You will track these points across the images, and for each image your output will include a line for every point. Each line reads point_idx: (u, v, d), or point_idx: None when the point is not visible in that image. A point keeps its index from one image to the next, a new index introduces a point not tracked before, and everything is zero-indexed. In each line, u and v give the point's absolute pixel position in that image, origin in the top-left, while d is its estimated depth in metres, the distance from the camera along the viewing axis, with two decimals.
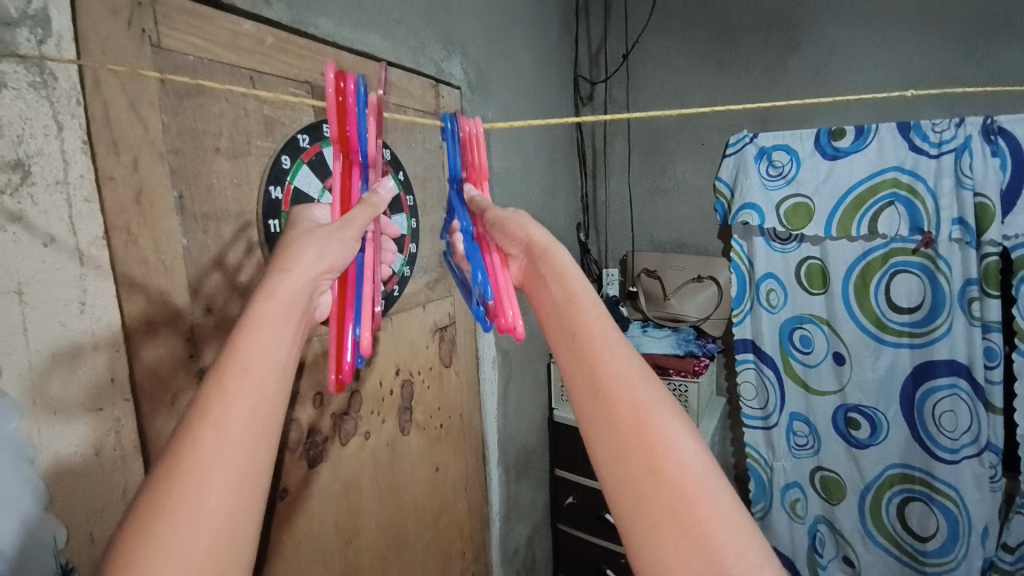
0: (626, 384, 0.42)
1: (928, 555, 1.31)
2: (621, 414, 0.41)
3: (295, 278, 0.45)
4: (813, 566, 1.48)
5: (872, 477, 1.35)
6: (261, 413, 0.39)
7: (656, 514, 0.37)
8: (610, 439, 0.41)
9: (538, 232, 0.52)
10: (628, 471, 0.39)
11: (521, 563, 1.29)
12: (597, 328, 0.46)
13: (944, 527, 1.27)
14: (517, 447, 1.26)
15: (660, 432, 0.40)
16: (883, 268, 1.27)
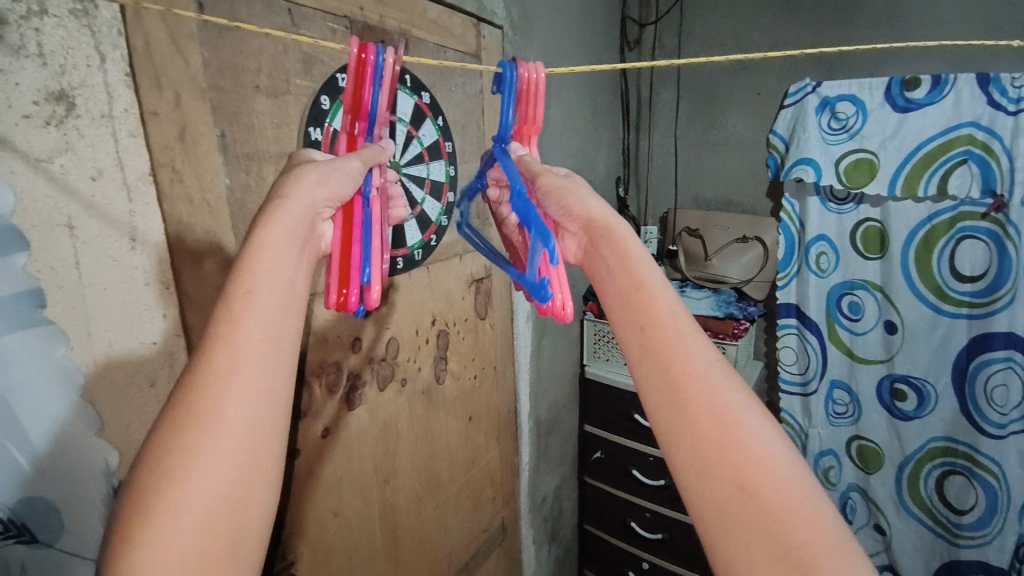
0: (709, 385, 0.40)
1: (963, 528, 1.27)
2: (705, 425, 0.39)
3: (296, 205, 0.42)
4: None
5: (912, 450, 1.31)
6: (274, 353, 0.37)
7: (740, 526, 0.36)
8: (692, 449, 0.39)
9: (598, 208, 0.50)
10: (714, 485, 0.38)
11: (548, 512, 1.32)
12: (670, 322, 0.43)
13: (983, 501, 1.23)
14: (548, 401, 1.27)
15: (746, 441, 0.38)
16: (948, 233, 1.19)
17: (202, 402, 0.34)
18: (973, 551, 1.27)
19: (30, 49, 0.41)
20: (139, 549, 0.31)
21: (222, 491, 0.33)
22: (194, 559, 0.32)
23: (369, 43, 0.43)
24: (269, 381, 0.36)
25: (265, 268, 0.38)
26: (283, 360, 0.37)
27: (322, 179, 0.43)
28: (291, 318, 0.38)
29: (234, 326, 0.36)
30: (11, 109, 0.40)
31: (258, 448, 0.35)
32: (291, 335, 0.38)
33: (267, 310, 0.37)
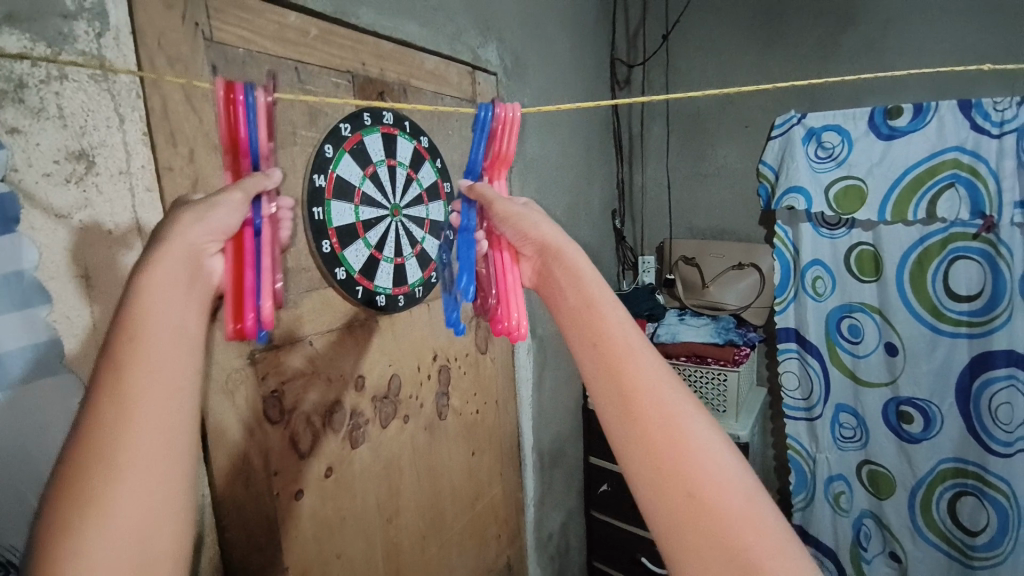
0: (659, 400, 0.40)
1: (978, 550, 1.25)
2: (653, 435, 0.38)
3: (177, 244, 0.39)
4: (854, 559, 1.42)
5: (923, 473, 1.29)
6: (174, 392, 0.34)
7: (697, 541, 0.36)
8: (645, 458, 0.38)
9: (551, 232, 0.50)
10: (665, 494, 0.37)
11: (555, 548, 1.30)
12: (619, 335, 0.43)
13: (995, 521, 1.21)
14: (551, 434, 1.26)
15: (698, 454, 0.38)
16: (941, 254, 1.21)
17: (93, 460, 0.30)
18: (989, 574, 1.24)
19: (49, 110, 0.44)
20: None
21: (120, 560, 0.29)
22: None
23: (237, 83, 0.39)
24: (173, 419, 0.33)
25: (155, 307, 0.36)
26: (180, 399, 0.34)
27: (200, 213, 0.40)
28: (189, 353, 0.36)
29: (129, 366, 0.33)
30: (33, 168, 0.43)
31: (170, 496, 0.32)
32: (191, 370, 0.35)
33: (167, 349, 0.35)
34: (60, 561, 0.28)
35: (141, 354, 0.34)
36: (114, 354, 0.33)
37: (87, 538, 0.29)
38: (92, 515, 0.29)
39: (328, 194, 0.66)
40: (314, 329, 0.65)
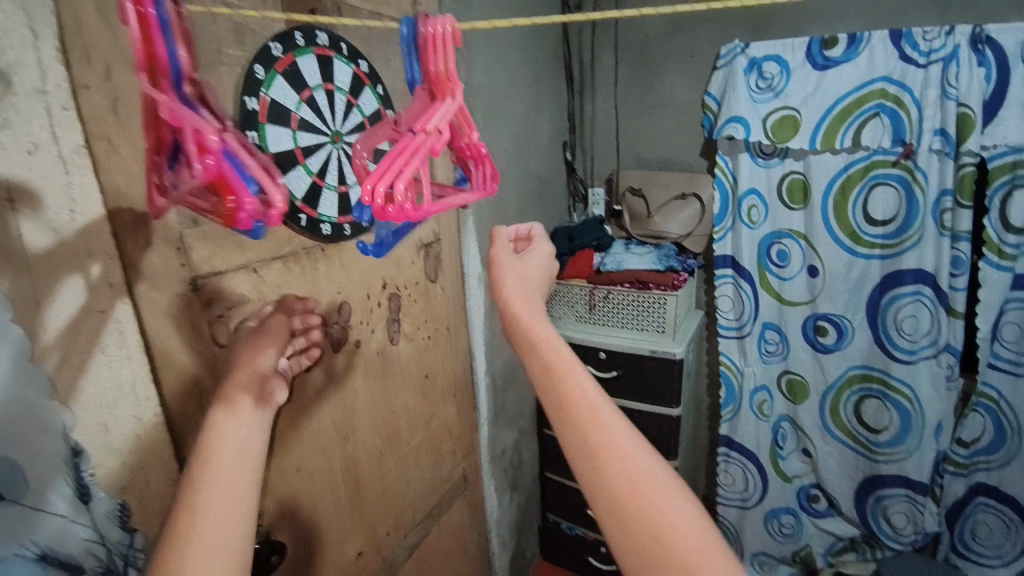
0: (623, 455, 0.39)
1: (879, 446, 1.41)
2: (618, 488, 0.38)
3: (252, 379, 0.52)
4: (774, 459, 1.57)
5: (833, 379, 1.44)
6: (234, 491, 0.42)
7: None
8: (613, 512, 0.38)
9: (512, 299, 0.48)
10: (633, 543, 0.37)
11: (508, 463, 1.40)
12: (582, 393, 0.42)
13: (896, 421, 1.38)
14: (503, 360, 1.33)
15: (670, 523, 0.37)
16: (862, 181, 1.30)
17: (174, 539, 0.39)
18: (891, 465, 1.41)
19: None
20: None
21: None
22: None
23: None
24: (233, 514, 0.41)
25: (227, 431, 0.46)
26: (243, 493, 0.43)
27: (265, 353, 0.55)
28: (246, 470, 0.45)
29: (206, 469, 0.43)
30: None
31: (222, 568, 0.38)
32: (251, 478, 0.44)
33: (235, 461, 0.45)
34: None
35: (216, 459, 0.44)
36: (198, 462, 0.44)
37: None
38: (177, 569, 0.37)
39: (262, 118, 0.65)
40: (256, 256, 0.66)
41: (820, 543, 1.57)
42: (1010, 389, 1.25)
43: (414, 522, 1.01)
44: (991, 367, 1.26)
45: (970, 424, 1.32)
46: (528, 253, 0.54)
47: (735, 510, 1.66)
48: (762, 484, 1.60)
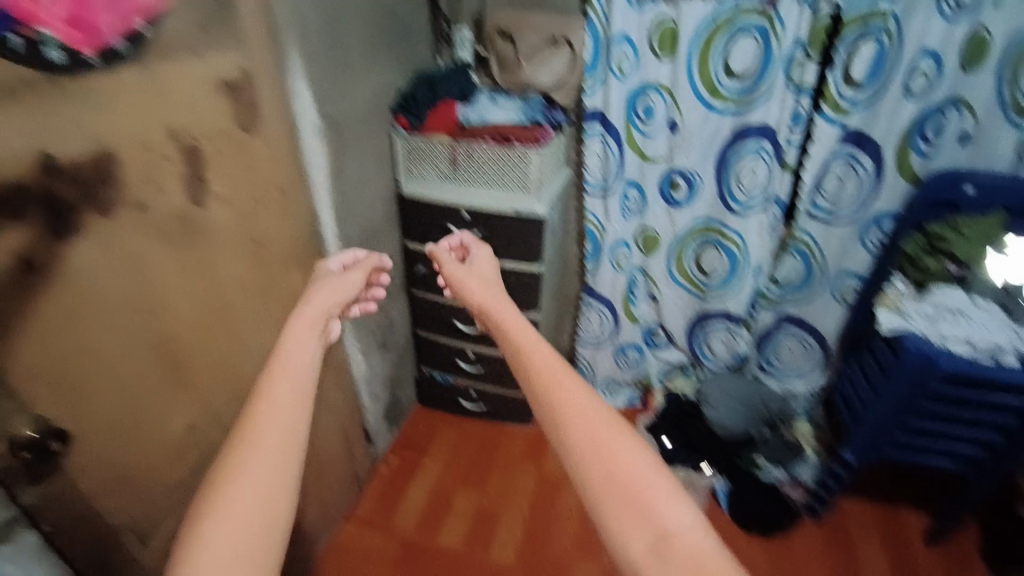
0: (580, 411, 0.59)
1: (710, 288, 1.59)
2: (575, 430, 0.58)
3: (310, 315, 0.72)
4: (627, 306, 1.72)
5: (679, 232, 1.55)
6: (297, 386, 0.61)
7: (613, 496, 0.55)
8: (581, 450, 0.57)
9: (472, 288, 0.83)
10: (590, 467, 0.56)
11: (375, 325, 1.40)
12: (543, 364, 0.64)
13: (725, 265, 1.54)
14: (360, 224, 1.25)
15: (616, 454, 0.56)
16: (727, 30, 1.26)
17: (254, 414, 0.58)
18: (717, 305, 1.61)
19: None
20: (228, 472, 0.54)
21: (267, 454, 0.55)
22: (265, 480, 0.54)
23: None
24: (294, 397, 0.60)
25: (289, 349, 0.65)
26: (301, 387, 0.62)
27: (333, 288, 0.80)
28: (304, 375, 0.63)
29: (275, 369, 0.62)
30: None
31: (292, 434, 0.57)
32: (308, 381, 0.63)
33: (297, 368, 0.63)
34: (240, 449, 0.55)
35: (277, 364, 0.63)
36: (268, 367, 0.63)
37: (252, 442, 0.55)
38: (260, 426, 0.57)
39: None
40: None
41: (659, 369, 1.78)
42: (821, 236, 1.43)
43: (260, 388, 0.99)
44: (810, 216, 1.41)
45: (784, 266, 1.50)
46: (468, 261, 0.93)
47: (589, 351, 1.80)
48: (615, 326, 1.75)
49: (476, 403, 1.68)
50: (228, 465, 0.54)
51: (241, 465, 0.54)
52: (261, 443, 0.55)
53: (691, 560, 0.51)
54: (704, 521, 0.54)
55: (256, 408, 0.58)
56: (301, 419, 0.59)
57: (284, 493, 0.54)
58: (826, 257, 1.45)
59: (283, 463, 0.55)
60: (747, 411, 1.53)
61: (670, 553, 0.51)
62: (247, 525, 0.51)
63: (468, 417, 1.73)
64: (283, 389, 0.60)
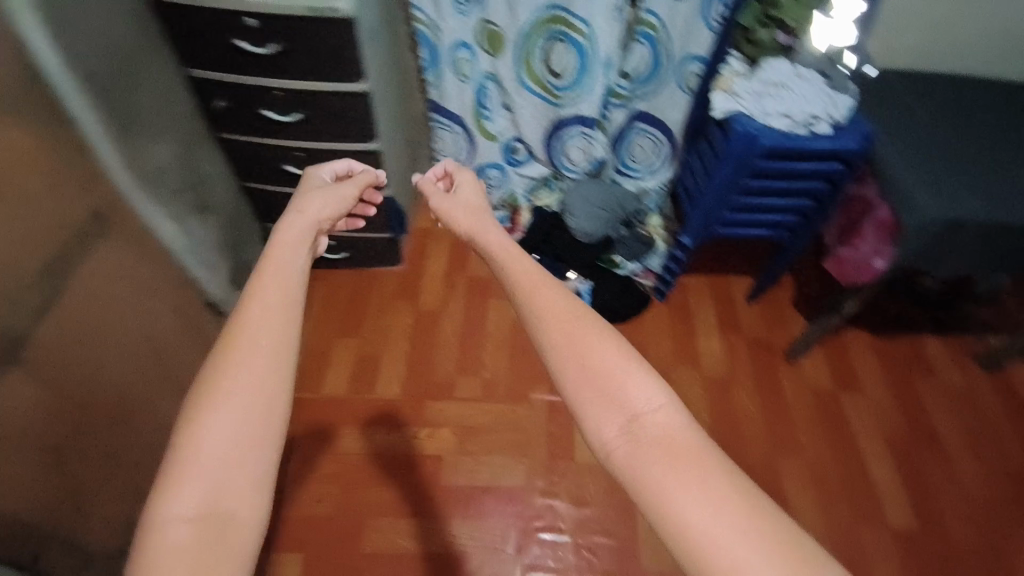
0: (557, 313, 0.53)
1: (562, 91, 1.45)
2: (552, 327, 0.52)
3: (303, 218, 0.65)
4: (479, 122, 1.57)
5: (522, 27, 1.36)
6: (287, 284, 0.56)
7: (587, 389, 0.50)
8: (554, 347, 0.52)
9: (461, 217, 0.75)
10: (565, 364, 0.51)
11: (183, 181, 1.19)
12: (526, 272, 0.58)
13: (575, 62, 1.39)
14: (105, 46, 0.95)
15: (590, 348, 0.51)
16: None
17: (247, 312, 0.52)
18: (571, 110, 1.49)
19: None
20: (222, 371, 0.49)
21: (260, 349, 0.50)
22: (261, 374, 0.50)
23: None
24: (285, 294, 0.55)
25: (281, 252, 0.59)
26: (289, 286, 0.56)
27: (323, 195, 0.70)
28: (293, 275, 0.57)
29: (267, 269, 0.56)
30: None
31: (282, 328, 0.52)
32: (298, 279, 0.57)
33: (292, 268, 0.57)
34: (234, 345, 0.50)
35: (271, 263, 0.57)
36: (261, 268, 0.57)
37: (246, 338, 0.51)
38: (252, 323, 0.52)
39: None
40: None
41: (521, 187, 1.70)
42: (667, 14, 1.33)
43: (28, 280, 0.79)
44: None
45: (633, 55, 1.41)
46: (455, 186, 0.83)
47: None
48: (469, 145, 1.63)
49: (337, 253, 1.57)
50: (225, 363, 0.50)
51: (234, 364, 0.49)
52: (249, 340, 0.51)
53: (664, 438, 0.47)
54: (675, 400, 0.49)
55: (244, 300, 0.53)
56: (292, 315, 0.53)
57: (275, 385, 0.50)
58: (670, 37, 1.36)
59: (269, 349, 0.51)
60: (604, 216, 1.56)
61: (642, 434, 0.47)
62: (242, 412, 0.48)
63: (334, 269, 1.63)
64: (273, 288, 0.54)
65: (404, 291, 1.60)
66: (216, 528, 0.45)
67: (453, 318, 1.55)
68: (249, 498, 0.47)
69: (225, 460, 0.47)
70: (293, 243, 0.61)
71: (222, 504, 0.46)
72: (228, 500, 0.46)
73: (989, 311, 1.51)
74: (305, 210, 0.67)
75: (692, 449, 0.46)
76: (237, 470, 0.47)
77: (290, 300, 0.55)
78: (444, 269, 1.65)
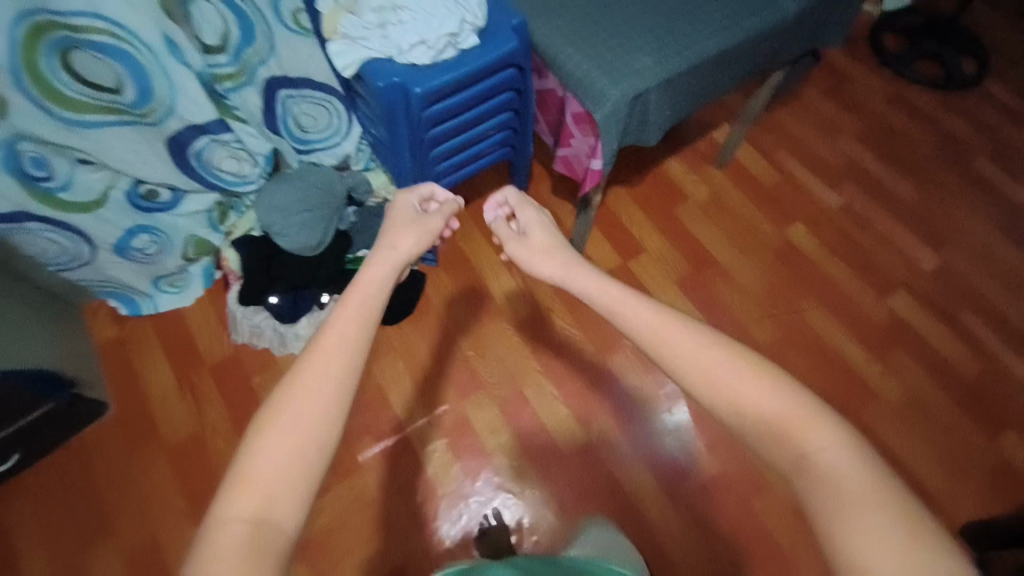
0: (691, 355, 0.47)
1: (143, 107, 0.95)
2: (680, 363, 0.47)
3: (401, 244, 0.65)
4: (54, 202, 1.00)
5: (3, 57, 0.79)
6: (365, 306, 0.53)
7: (743, 417, 0.44)
8: (699, 376, 0.46)
9: (546, 260, 0.68)
10: (710, 390, 0.46)
11: None
12: (633, 303, 0.53)
13: (126, 67, 0.89)
14: None
15: (738, 385, 0.45)
16: None
17: (330, 326, 0.50)
18: (179, 123, 1.02)
19: None
20: (286, 389, 0.45)
21: (330, 366, 0.46)
22: (323, 391, 0.45)
23: None
24: (363, 316, 0.51)
25: (367, 279, 0.57)
26: (369, 306, 0.53)
27: (413, 225, 0.69)
28: (377, 296, 0.55)
29: (353, 290, 0.55)
30: None
31: (353, 347, 0.48)
32: (376, 303, 0.54)
33: (375, 291, 0.55)
34: (305, 365, 0.47)
35: (356, 288, 0.55)
36: (350, 287, 0.55)
37: (318, 356, 0.47)
38: (333, 337, 0.48)
39: None
40: None
41: (199, 226, 1.27)
42: None
43: None
44: None
45: (201, 18, 0.93)
46: (522, 224, 0.74)
47: (85, 271, 1.17)
48: (69, 230, 1.06)
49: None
50: (295, 376, 0.46)
51: (297, 389, 0.45)
52: (319, 361, 0.47)
53: (835, 470, 0.40)
54: (843, 430, 0.42)
55: (332, 322, 0.50)
56: (363, 337, 0.50)
57: (331, 401, 0.45)
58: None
59: (354, 357, 0.48)
60: (318, 221, 1.24)
61: (812, 470, 0.41)
62: (307, 417, 0.44)
63: (23, 471, 1.18)
64: (356, 310, 0.52)
65: (140, 438, 1.21)
66: (265, 542, 0.39)
67: (220, 431, 1.21)
68: (296, 505, 0.42)
69: (275, 473, 0.42)
70: (380, 273, 0.59)
71: (270, 517, 0.40)
72: (285, 510, 0.41)
73: (703, 111, 1.58)
74: (394, 249, 0.64)
75: (875, 488, 0.39)
76: (291, 472, 0.42)
77: (370, 320, 0.51)
78: (173, 377, 1.26)
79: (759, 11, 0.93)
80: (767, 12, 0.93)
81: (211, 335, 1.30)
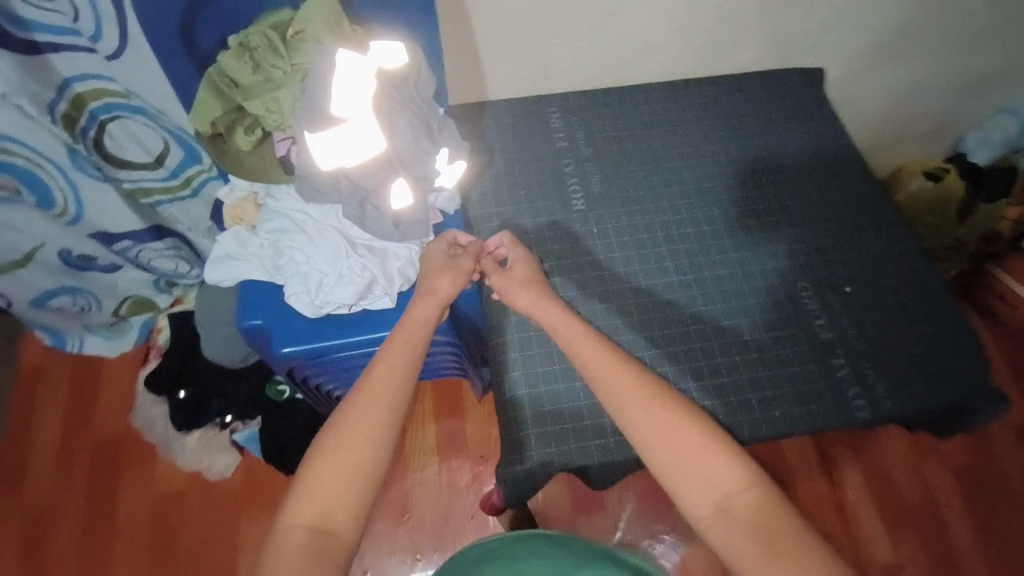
0: (674, 437, 0.52)
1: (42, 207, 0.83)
2: (673, 437, 0.52)
3: (435, 249, 0.64)
4: None
5: None
6: (411, 340, 0.57)
7: (700, 488, 0.50)
8: (675, 453, 0.52)
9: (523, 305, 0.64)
10: (688, 467, 0.51)
11: None
12: (632, 380, 0.56)
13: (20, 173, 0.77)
14: None
15: (707, 468, 0.51)
16: None
17: (379, 363, 0.55)
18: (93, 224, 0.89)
19: None
20: (340, 421, 0.51)
21: (374, 404, 0.52)
22: (368, 420, 0.51)
23: None
24: (406, 351, 0.56)
25: (416, 311, 0.60)
26: (418, 339, 0.57)
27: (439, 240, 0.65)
28: (424, 328, 0.59)
29: (406, 321, 0.59)
30: None
31: (396, 388, 0.54)
32: (422, 338, 0.58)
33: (426, 323, 0.59)
34: (355, 399, 0.53)
35: (406, 319, 0.59)
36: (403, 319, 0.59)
37: (362, 394, 0.53)
38: (377, 374, 0.54)
39: None
40: None
41: (142, 288, 1.15)
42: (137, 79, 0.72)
43: None
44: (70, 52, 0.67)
45: (124, 139, 0.78)
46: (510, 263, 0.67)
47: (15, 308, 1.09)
48: None
49: None
50: (343, 415, 0.52)
51: (350, 419, 0.51)
52: (370, 396, 0.53)
53: (756, 514, 0.48)
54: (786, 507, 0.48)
55: (382, 354, 0.56)
56: (401, 378, 0.54)
57: (373, 428, 0.51)
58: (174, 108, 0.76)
59: (402, 394, 0.53)
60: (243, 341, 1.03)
61: (737, 515, 0.48)
62: (362, 442, 0.50)
63: None
64: (402, 347, 0.56)
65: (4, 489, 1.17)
66: (324, 548, 0.46)
67: (71, 518, 1.15)
68: (354, 517, 0.48)
69: (337, 486, 0.49)
70: (432, 298, 0.60)
71: (330, 523, 0.47)
72: (342, 521, 0.48)
73: None
74: (434, 291, 0.61)
75: (788, 525, 0.47)
76: (342, 490, 0.49)
77: (417, 353, 0.56)
78: (59, 435, 1.21)
79: (813, 399, 0.65)
80: (828, 405, 0.65)
81: (114, 405, 1.24)
